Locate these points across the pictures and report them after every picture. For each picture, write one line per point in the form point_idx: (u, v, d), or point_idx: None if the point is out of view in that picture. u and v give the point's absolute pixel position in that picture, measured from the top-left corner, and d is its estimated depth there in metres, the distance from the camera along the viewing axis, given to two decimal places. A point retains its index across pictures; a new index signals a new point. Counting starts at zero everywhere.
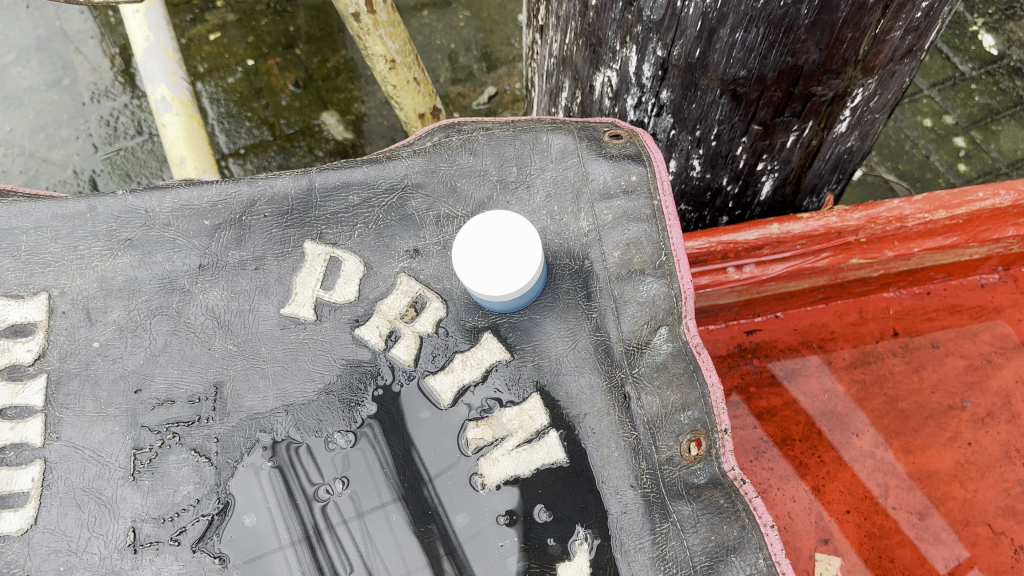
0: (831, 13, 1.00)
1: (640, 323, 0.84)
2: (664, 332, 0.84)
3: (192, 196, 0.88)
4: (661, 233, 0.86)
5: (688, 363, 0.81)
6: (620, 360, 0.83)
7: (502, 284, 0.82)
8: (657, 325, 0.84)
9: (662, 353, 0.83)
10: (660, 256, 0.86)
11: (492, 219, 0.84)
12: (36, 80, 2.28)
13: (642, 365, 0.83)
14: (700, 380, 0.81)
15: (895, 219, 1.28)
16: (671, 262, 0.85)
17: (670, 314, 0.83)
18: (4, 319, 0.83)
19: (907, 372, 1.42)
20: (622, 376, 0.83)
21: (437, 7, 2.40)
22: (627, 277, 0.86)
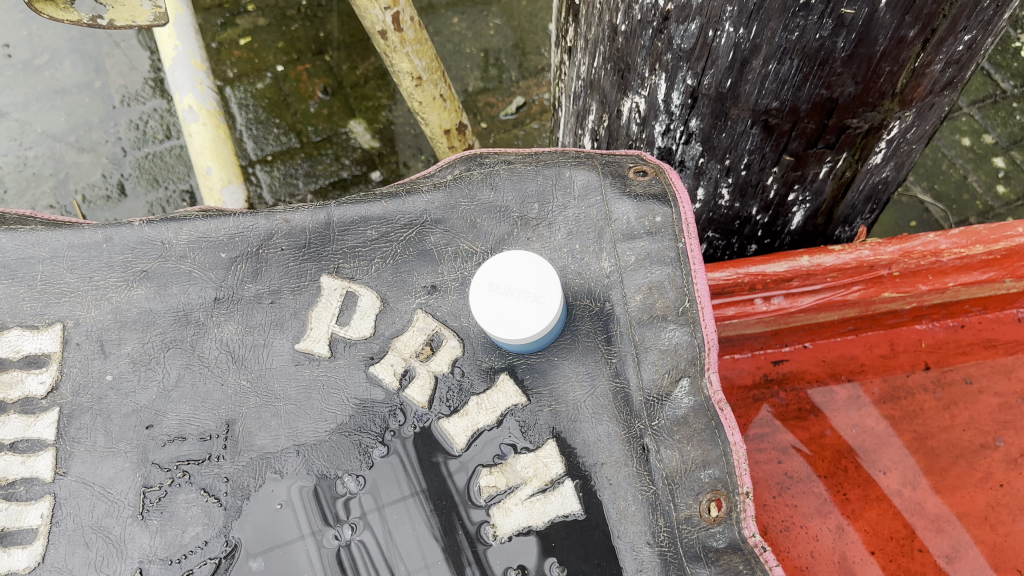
0: (868, 47, 0.98)
1: (662, 372, 0.82)
2: (686, 384, 0.81)
3: (209, 229, 0.87)
4: (685, 278, 0.84)
5: (710, 419, 0.79)
6: (640, 410, 0.81)
7: (523, 325, 0.80)
8: (679, 376, 0.81)
9: (683, 407, 0.80)
10: (683, 302, 0.83)
11: (508, 259, 0.82)
12: (67, 82, 2.30)
13: (662, 417, 0.80)
14: (722, 437, 0.78)
15: (929, 253, 1.25)
16: (695, 308, 0.83)
17: (693, 364, 0.81)
18: (18, 350, 0.83)
19: (938, 409, 1.38)
20: (641, 427, 0.80)
21: (468, 14, 2.38)
22: (649, 322, 0.83)
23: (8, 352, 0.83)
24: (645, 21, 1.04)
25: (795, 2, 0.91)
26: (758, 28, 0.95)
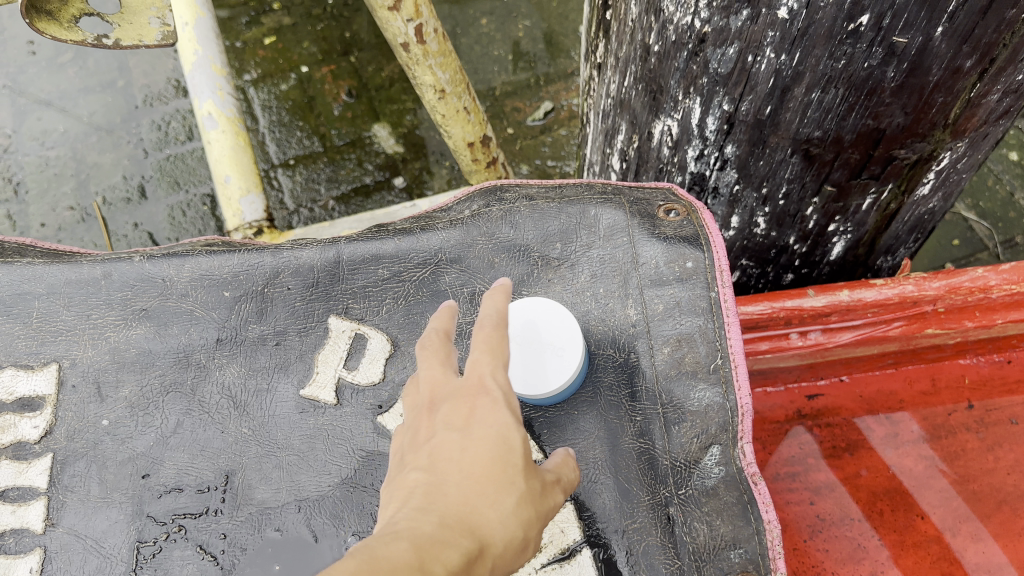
0: (921, 77, 0.92)
1: (691, 437, 0.76)
2: (716, 452, 0.75)
3: (212, 266, 0.83)
4: (717, 330, 0.78)
5: (742, 494, 0.73)
6: (666, 475, 0.75)
7: (541, 379, 0.75)
8: (709, 442, 0.76)
9: (713, 477, 0.74)
10: (714, 359, 0.78)
11: (527, 307, 0.78)
12: (91, 81, 2.29)
13: (690, 486, 0.74)
14: (754, 513, 0.72)
15: (978, 289, 1.19)
16: (727, 367, 0.77)
17: (725, 431, 0.75)
18: (11, 391, 0.79)
19: (981, 450, 1.30)
20: (666, 494, 0.74)
21: (497, 15, 2.33)
22: (677, 378, 0.78)
23: (1, 393, 0.79)
24: (679, 42, 0.97)
25: (842, 28, 0.85)
26: (802, 54, 0.89)
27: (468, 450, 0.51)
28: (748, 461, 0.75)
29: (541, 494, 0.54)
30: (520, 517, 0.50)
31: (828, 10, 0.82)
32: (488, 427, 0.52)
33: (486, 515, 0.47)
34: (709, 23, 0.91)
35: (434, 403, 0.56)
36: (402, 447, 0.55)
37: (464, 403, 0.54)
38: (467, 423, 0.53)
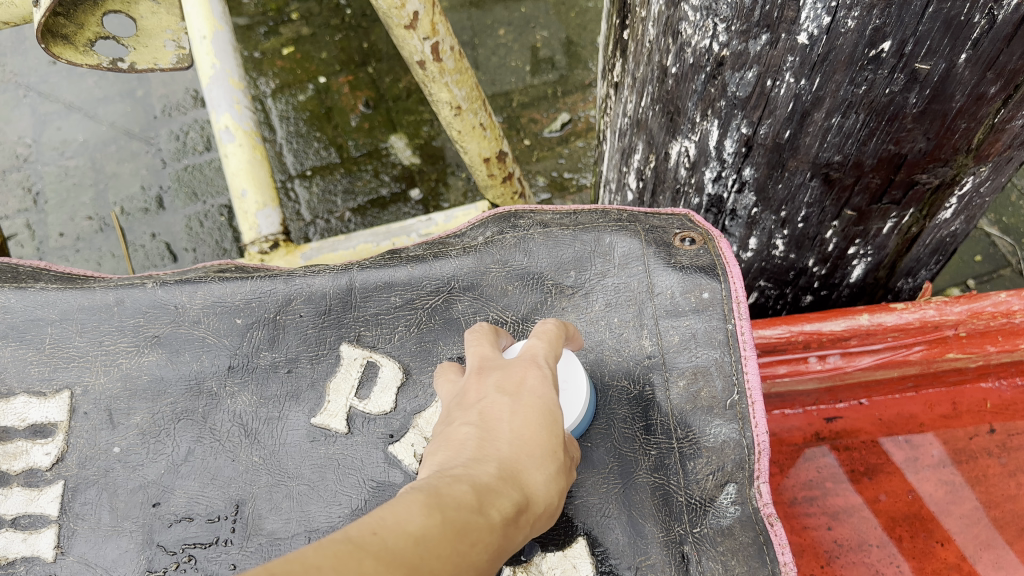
0: (943, 103, 0.90)
1: (706, 474, 0.75)
2: (732, 490, 0.74)
3: (225, 293, 0.83)
4: (734, 364, 0.77)
5: (758, 534, 0.71)
6: (681, 512, 0.73)
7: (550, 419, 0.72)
8: (725, 481, 0.74)
9: (728, 517, 0.73)
10: (731, 395, 0.76)
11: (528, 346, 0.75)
12: (110, 90, 2.31)
13: (704, 525, 0.73)
14: (770, 555, 0.70)
15: (1001, 314, 1.16)
16: (744, 404, 0.76)
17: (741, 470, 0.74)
18: (23, 418, 0.79)
19: (1003, 476, 1.28)
20: (681, 531, 0.73)
21: (514, 26, 2.32)
22: (692, 413, 0.77)
23: (13, 420, 0.79)
24: (697, 65, 0.96)
25: (863, 54, 0.84)
26: (822, 79, 0.88)
27: (518, 415, 0.54)
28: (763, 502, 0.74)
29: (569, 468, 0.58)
30: (555, 483, 0.54)
31: (849, 36, 0.82)
32: (538, 396, 0.56)
33: (533, 477, 0.52)
34: (727, 46, 0.90)
35: (484, 369, 0.59)
36: (452, 399, 0.58)
37: (515, 373, 0.58)
38: (518, 389, 0.56)
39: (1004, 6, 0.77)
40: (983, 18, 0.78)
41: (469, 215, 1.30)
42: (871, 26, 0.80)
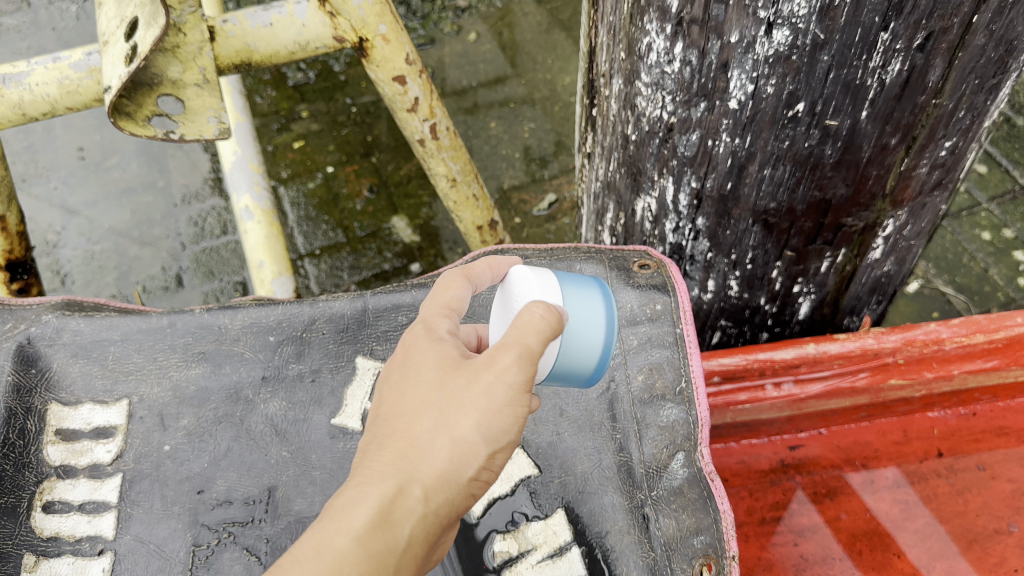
0: (854, 154, 1.08)
1: (661, 447, 0.91)
2: (681, 457, 0.90)
3: (261, 315, 0.99)
4: (682, 360, 0.95)
5: (703, 489, 0.87)
6: (641, 481, 0.89)
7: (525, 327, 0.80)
8: (675, 450, 0.91)
9: (678, 478, 0.89)
10: (679, 382, 0.94)
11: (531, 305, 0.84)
12: (134, 182, 2.51)
13: (660, 488, 0.89)
14: (713, 506, 0.86)
15: (932, 341, 1.36)
16: (691, 388, 0.93)
17: (687, 440, 0.90)
18: (89, 421, 0.93)
19: (951, 494, 1.41)
20: (642, 497, 0.88)
21: (504, 118, 2.55)
22: (649, 401, 0.93)
23: (81, 423, 0.93)
24: (652, 131, 1.15)
25: (783, 115, 1.02)
26: (752, 137, 1.07)
27: (393, 408, 0.70)
28: (706, 464, 0.90)
29: (469, 383, 0.68)
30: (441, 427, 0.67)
31: (769, 100, 1.01)
32: (407, 376, 0.71)
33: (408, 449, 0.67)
34: (674, 114, 1.10)
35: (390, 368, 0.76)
36: None
37: (398, 361, 0.73)
38: (394, 379, 0.72)
39: (889, 71, 0.96)
40: (874, 81, 0.97)
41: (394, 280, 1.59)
42: (786, 91, 0.99)
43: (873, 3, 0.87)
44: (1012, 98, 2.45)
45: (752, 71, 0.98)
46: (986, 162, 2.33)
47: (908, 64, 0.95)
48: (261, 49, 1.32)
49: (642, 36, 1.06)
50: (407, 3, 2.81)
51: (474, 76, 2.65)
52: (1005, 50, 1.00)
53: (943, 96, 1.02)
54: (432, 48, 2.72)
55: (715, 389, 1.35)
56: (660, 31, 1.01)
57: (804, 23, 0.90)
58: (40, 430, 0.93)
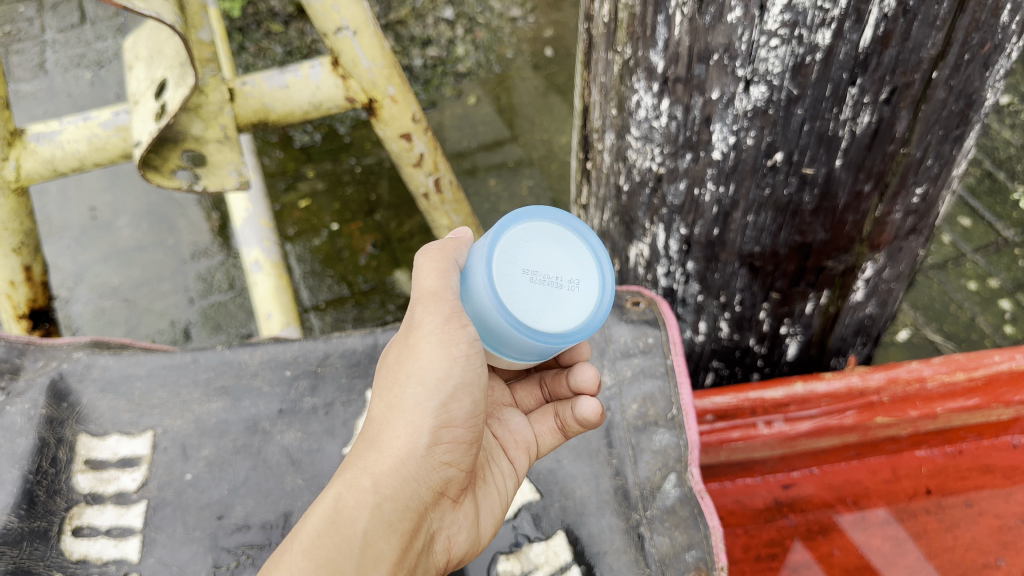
0: (832, 201, 1.16)
1: (654, 469, 1.01)
2: (673, 478, 1.00)
3: (278, 351, 1.07)
4: (672, 388, 1.07)
5: (693, 507, 0.97)
6: (636, 503, 0.98)
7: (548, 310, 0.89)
8: (668, 471, 1.01)
9: (671, 497, 0.98)
10: (671, 409, 1.06)
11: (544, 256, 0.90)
12: (144, 239, 2.58)
13: (654, 508, 0.97)
14: (703, 522, 0.96)
15: (915, 379, 1.43)
16: (680, 415, 1.05)
17: (679, 461, 1.01)
18: (116, 452, 1.00)
19: (941, 530, 1.45)
20: (637, 517, 0.97)
21: (503, 176, 2.65)
22: (643, 427, 1.05)
23: (108, 453, 0.99)
24: (643, 181, 1.24)
25: (763, 164, 1.11)
26: (735, 186, 1.15)
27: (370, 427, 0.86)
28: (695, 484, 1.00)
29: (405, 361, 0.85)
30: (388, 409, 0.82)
31: (749, 151, 1.09)
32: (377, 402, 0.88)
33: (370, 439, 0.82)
34: (663, 165, 1.18)
35: None
36: None
37: None
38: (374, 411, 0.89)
39: (859, 123, 1.04)
40: (845, 132, 1.06)
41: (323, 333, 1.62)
42: (765, 142, 1.07)
43: (840, 61, 0.96)
44: (993, 155, 2.55)
45: (732, 125, 1.06)
46: (970, 215, 2.42)
47: (876, 116, 1.04)
48: (278, 109, 1.40)
49: (631, 94, 1.14)
50: (410, 69, 2.94)
51: (475, 138, 2.76)
52: (966, 104, 1.08)
53: (910, 146, 1.11)
54: (434, 110, 2.83)
55: (709, 427, 1.42)
56: (648, 89, 1.10)
57: (778, 80, 0.99)
58: (70, 459, 0.99)
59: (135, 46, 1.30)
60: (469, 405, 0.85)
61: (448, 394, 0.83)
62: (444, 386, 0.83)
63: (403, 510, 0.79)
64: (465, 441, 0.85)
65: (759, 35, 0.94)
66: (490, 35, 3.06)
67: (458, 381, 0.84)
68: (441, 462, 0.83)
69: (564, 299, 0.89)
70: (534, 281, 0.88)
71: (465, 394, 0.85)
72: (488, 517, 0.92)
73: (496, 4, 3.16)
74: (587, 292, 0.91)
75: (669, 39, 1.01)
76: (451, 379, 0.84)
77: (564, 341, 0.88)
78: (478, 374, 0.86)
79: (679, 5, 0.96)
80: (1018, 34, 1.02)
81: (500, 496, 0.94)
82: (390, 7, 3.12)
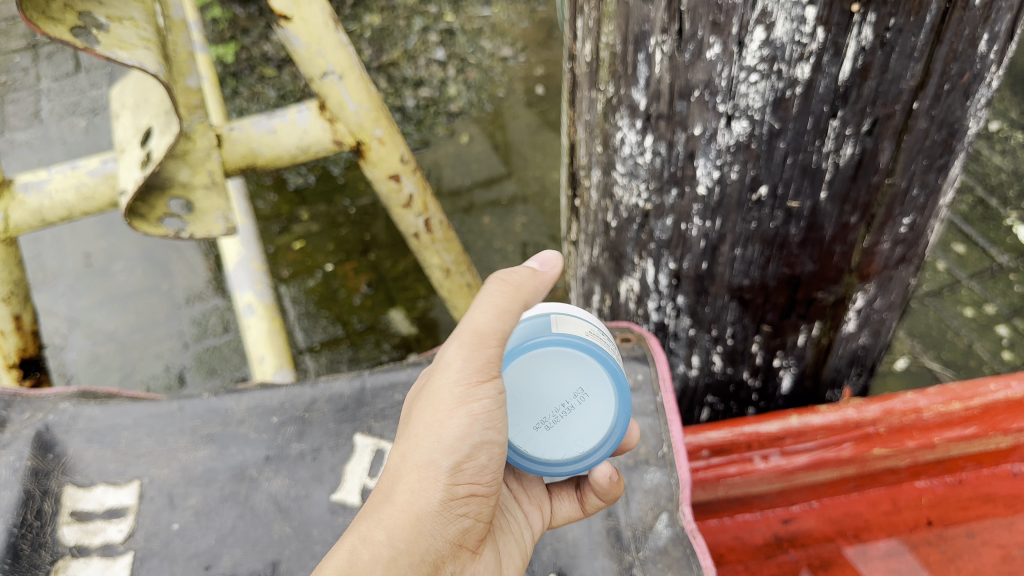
0: (819, 232, 1.17)
1: (646, 508, 1.02)
2: (665, 517, 1.01)
3: (265, 397, 1.08)
4: (663, 425, 1.09)
5: (686, 547, 0.98)
6: (629, 544, 0.99)
7: (581, 424, 0.91)
8: (660, 511, 1.02)
9: (663, 538, 0.99)
10: (662, 447, 1.07)
11: (532, 396, 0.90)
12: (138, 284, 2.57)
13: (647, 548, 0.99)
14: (696, 563, 0.97)
15: (910, 410, 1.43)
16: (671, 453, 1.06)
17: (671, 500, 1.03)
18: (101, 503, 0.98)
19: (944, 562, 1.42)
20: (630, 558, 0.98)
21: (497, 213, 2.65)
22: (634, 466, 1.06)
23: (94, 505, 0.98)
24: (630, 218, 1.24)
25: (748, 198, 1.11)
26: (721, 220, 1.15)
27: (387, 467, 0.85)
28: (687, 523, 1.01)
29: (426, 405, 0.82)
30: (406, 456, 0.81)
31: (734, 185, 1.09)
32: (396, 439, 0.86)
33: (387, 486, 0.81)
34: (649, 201, 1.18)
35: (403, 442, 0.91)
36: None
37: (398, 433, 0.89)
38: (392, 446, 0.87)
39: (842, 155, 1.05)
40: (829, 165, 1.06)
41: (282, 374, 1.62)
42: (748, 176, 1.08)
43: (821, 94, 0.96)
44: (984, 181, 2.57)
45: (716, 159, 1.06)
46: (964, 242, 2.42)
47: (859, 147, 1.04)
48: (266, 154, 1.41)
49: (614, 131, 1.15)
50: (403, 109, 2.96)
51: (468, 176, 2.77)
52: (948, 133, 1.08)
53: (895, 175, 1.11)
54: (427, 150, 2.85)
55: (704, 463, 1.40)
56: (631, 127, 1.11)
57: (759, 115, 0.99)
58: (56, 512, 0.97)
59: (122, 95, 1.31)
60: (486, 460, 0.83)
61: (467, 450, 0.81)
62: (465, 440, 0.81)
63: (418, 564, 0.79)
64: (481, 494, 0.84)
65: (739, 71, 0.95)
66: (481, 74, 3.09)
67: (479, 434, 0.82)
68: (455, 515, 0.83)
69: (582, 410, 0.91)
70: (558, 416, 0.91)
71: (483, 448, 0.83)
72: (510, 560, 0.92)
73: (486, 44, 3.21)
74: (597, 375, 0.90)
75: (650, 76, 1.02)
76: (473, 432, 0.81)
77: (611, 444, 0.92)
78: (500, 427, 0.84)
79: (659, 44, 0.97)
80: (997, 63, 1.03)
81: (518, 543, 0.94)
82: (382, 50, 3.17)
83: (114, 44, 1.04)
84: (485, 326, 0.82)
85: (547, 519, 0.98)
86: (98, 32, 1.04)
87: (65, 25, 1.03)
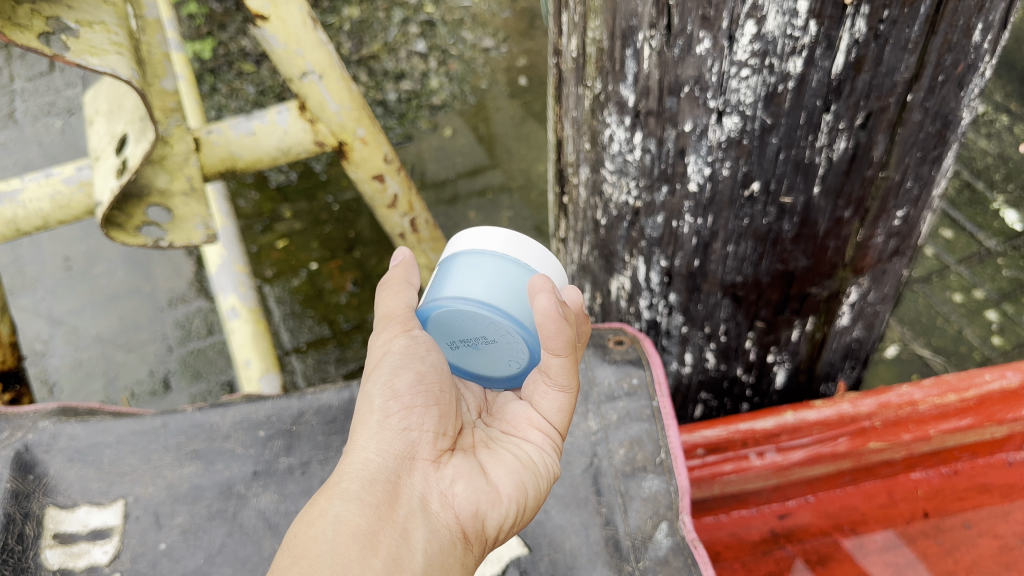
0: (812, 227, 1.15)
1: (645, 517, 1.01)
2: (664, 526, 1.00)
3: (250, 411, 1.05)
4: (660, 431, 1.09)
5: (687, 557, 0.97)
6: (628, 553, 0.98)
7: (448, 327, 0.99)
8: (659, 519, 1.01)
9: (664, 548, 0.99)
10: (659, 454, 1.07)
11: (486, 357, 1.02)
12: (120, 287, 2.52)
13: (647, 558, 0.98)
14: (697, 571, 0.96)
15: (906, 403, 1.42)
16: (669, 459, 1.06)
17: (670, 509, 1.02)
18: (86, 524, 0.95)
19: (941, 554, 1.41)
20: (630, 568, 0.97)
21: (482, 207, 2.61)
22: (631, 473, 1.06)
23: (78, 526, 0.95)
24: (620, 215, 1.22)
25: (740, 194, 1.08)
26: (713, 217, 1.13)
27: None
28: (688, 532, 1.00)
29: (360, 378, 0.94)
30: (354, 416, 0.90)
31: (725, 182, 1.07)
32: None
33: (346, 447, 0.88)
34: (639, 198, 1.16)
35: None
36: None
37: None
38: None
39: (836, 149, 1.02)
40: (822, 159, 1.03)
41: (274, 378, 1.59)
42: (740, 172, 1.05)
43: (813, 89, 0.94)
44: (971, 164, 2.57)
45: (707, 156, 1.04)
46: (952, 227, 2.42)
47: (853, 141, 1.02)
48: (246, 156, 1.38)
49: (602, 128, 1.12)
50: (385, 103, 2.92)
51: (452, 169, 2.73)
52: (942, 124, 1.06)
53: (889, 168, 1.09)
54: (410, 144, 2.81)
55: (699, 462, 1.39)
56: (620, 123, 1.08)
57: (750, 110, 0.97)
58: (37, 535, 0.94)
59: (95, 100, 1.27)
60: (413, 375, 0.90)
61: (388, 374, 0.89)
62: (382, 371, 0.90)
63: (372, 483, 0.81)
64: (419, 405, 0.88)
65: (729, 66, 0.92)
66: (463, 65, 3.05)
67: (396, 357, 0.91)
68: (401, 430, 0.86)
69: (454, 334, 1.00)
70: (478, 339, 0.99)
71: (403, 367, 0.90)
72: (498, 471, 0.91)
73: (468, 35, 3.17)
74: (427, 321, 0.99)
75: (638, 73, 0.99)
76: (388, 359, 0.91)
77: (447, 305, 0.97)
78: (422, 356, 0.93)
79: (647, 39, 0.94)
80: (991, 52, 1.01)
81: (511, 457, 0.93)
82: (362, 43, 3.12)
83: (85, 50, 1.01)
84: (385, 308, 0.97)
85: (543, 424, 0.98)
86: (66, 37, 1.01)
87: (32, 32, 1.00)
